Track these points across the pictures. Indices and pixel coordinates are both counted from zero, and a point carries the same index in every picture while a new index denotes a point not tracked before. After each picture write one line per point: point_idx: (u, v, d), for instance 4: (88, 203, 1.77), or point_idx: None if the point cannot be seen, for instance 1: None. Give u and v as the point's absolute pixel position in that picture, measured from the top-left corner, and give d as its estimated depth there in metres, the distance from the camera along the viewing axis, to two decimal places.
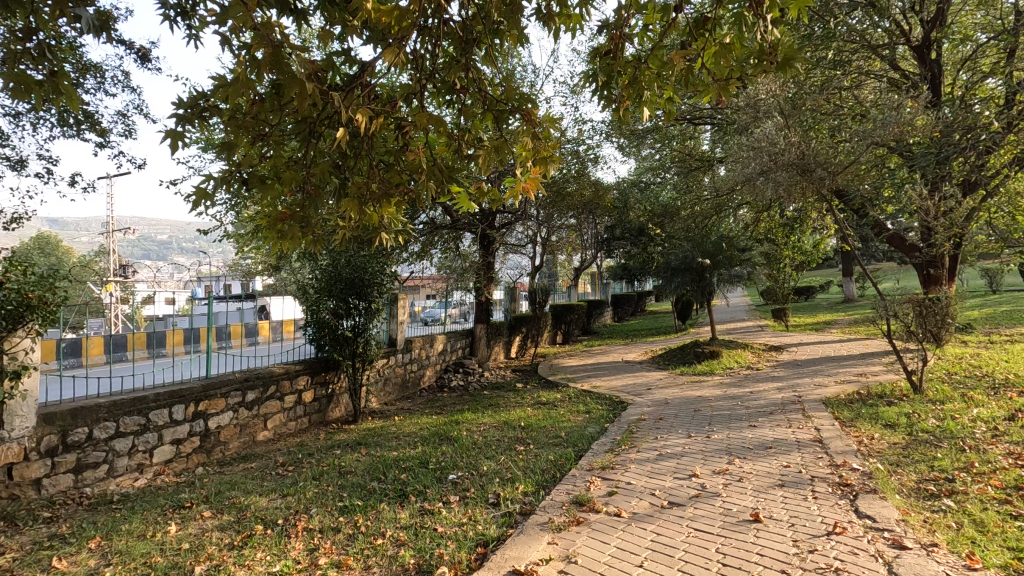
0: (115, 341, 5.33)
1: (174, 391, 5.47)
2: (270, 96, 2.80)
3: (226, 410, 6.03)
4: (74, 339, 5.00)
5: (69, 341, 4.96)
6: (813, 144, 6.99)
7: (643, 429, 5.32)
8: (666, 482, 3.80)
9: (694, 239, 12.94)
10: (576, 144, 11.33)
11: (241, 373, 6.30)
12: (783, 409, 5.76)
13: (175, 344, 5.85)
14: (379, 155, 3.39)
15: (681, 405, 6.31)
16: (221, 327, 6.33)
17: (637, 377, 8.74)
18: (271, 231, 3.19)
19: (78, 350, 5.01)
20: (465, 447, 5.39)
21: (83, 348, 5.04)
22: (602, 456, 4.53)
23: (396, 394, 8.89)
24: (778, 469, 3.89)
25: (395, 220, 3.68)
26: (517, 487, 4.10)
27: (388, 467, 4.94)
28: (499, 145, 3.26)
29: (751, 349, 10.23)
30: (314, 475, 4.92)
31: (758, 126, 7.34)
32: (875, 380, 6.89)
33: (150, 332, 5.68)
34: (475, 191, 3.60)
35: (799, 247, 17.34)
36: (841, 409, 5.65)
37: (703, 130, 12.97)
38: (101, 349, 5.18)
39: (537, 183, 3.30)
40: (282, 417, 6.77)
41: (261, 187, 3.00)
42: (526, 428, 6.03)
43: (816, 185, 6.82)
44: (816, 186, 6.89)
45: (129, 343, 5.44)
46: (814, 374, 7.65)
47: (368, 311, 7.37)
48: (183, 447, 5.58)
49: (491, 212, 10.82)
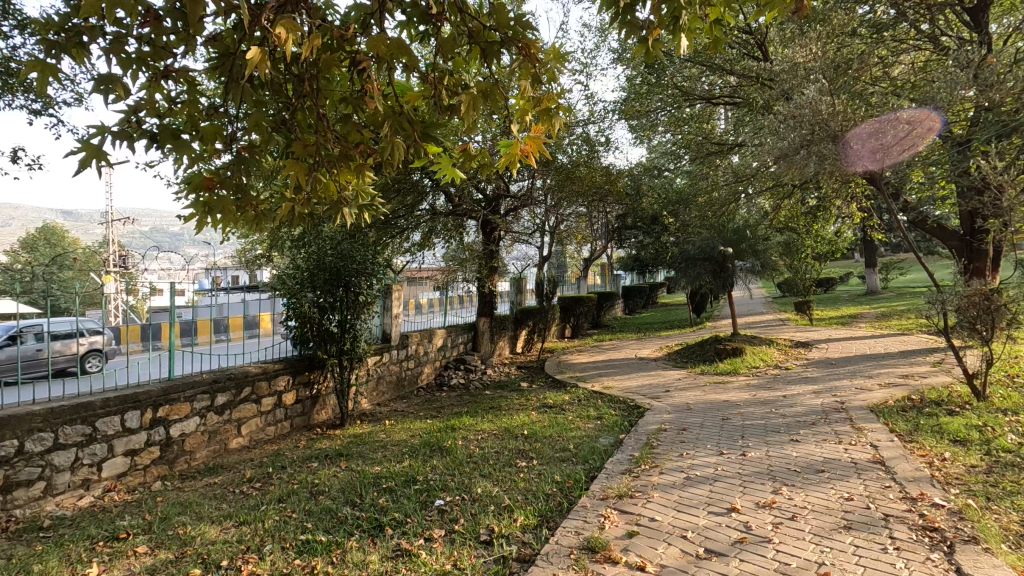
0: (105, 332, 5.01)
1: (128, 395, 4.78)
2: (168, 11, 2.04)
3: (191, 415, 5.35)
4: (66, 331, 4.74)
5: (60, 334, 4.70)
6: (858, 115, 6.15)
7: (665, 443, 4.57)
8: (700, 521, 3.04)
9: (713, 228, 12.09)
10: (586, 126, 10.59)
11: (210, 373, 5.62)
12: (826, 418, 4.97)
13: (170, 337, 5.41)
14: (333, 104, 2.62)
15: (706, 412, 5.54)
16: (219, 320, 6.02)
17: (653, 377, 7.95)
18: (196, 203, 2.50)
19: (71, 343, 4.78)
20: (458, 462, 4.67)
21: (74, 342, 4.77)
22: (618, 479, 3.77)
23: (390, 393, 8.21)
24: (838, 504, 3.13)
25: (362, 193, 2.96)
26: (515, 520, 3.40)
27: (366, 488, 4.22)
28: (488, 89, 2.51)
29: (777, 346, 9.40)
30: (281, 496, 4.22)
31: (800, 91, 6.44)
32: (925, 384, 6.08)
33: (146, 324, 5.27)
34: (460, 153, 2.82)
35: (822, 236, 16.43)
36: (894, 420, 4.85)
37: (719, 112, 12.18)
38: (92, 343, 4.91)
39: (538, 145, 2.68)
40: (259, 421, 6.10)
41: (172, 143, 2.29)
42: (529, 437, 5.30)
43: (860, 167, 6.35)
44: (862, 164, 6.36)
45: (123, 336, 5.08)
46: (854, 375, 6.83)
47: (357, 305, 6.67)
48: (140, 459, 4.91)
49: (496, 198, 10.10)
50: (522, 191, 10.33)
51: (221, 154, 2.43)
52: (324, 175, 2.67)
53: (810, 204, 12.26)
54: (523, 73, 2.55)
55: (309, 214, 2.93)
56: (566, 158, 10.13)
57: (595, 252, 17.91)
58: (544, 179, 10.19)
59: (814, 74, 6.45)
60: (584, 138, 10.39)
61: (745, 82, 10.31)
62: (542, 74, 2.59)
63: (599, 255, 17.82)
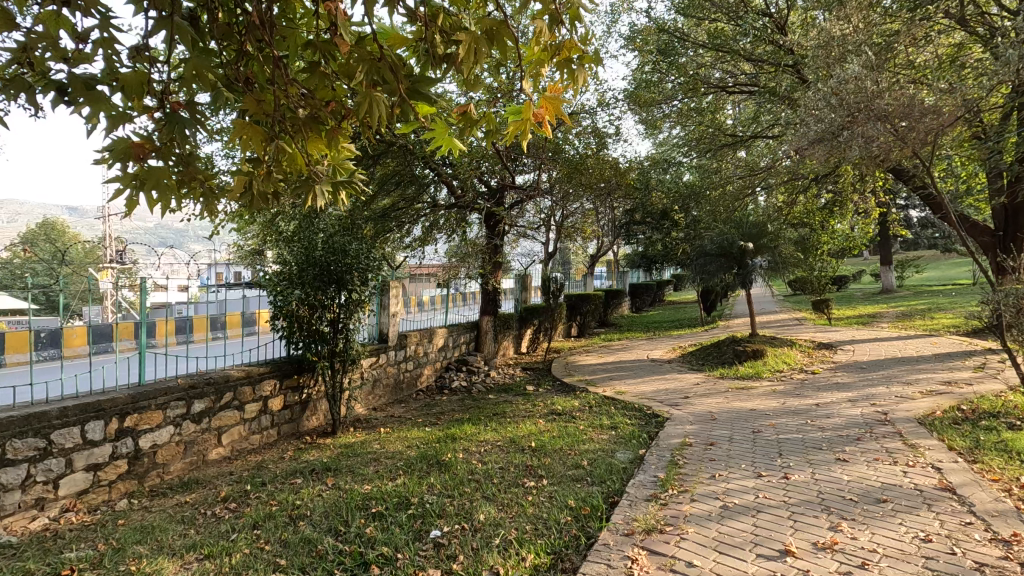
0: (99, 330, 4.70)
1: (89, 403, 4.27)
2: None
3: (164, 425, 4.84)
4: (56, 328, 4.41)
5: (47, 332, 4.36)
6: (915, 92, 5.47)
7: (691, 461, 4.03)
8: (749, 568, 2.51)
9: (728, 223, 11.58)
10: (595, 115, 10.01)
11: (186, 379, 5.11)
12: (871, 433, 4.42)
13: (165, 335, 5.21)
14: (296, 51, 2.08)
15: (733, 424, 4.99)
16: (216, 318, 5.77)
17: (668, 381, 7.42)
18: (124, 173, 1.98)
19: (59, 341, 4.41)
20: (458, 481, 4.13)
21: (64, 339, 4.44)
22: (644, 508, 3.23)
23: (387, 398, 7.69)
24: (915, 548, 2.60)
25: (339, 168, 2.44)
26: (523, 560, 2.89)
27: (353, 512, 3.69)
28: (494, 28, 1.99)
29: (799, 348, 8.84)
30: (256, 522, 3.70)
31: (840, 67, 5.89)
32: (972, 392, 5.50)
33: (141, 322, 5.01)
34: (459, 117, 2.29)
35: (838, 233, 15.80)
36: (951, 435, 4.29)
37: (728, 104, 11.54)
38: (84, 340, 4.58)
39: (553, 107, 2.22)
40: (242, 430, 5.60)
41: (81, 93, 1.78)
42: (538, 450, 4.77)
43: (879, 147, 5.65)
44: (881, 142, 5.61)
45: (115, 334, 4.79)
46: (890, 381, 6.28)
47: (349, 304, 6.14)
48: (104, 474, 4.41)
49: (499, 190, 9.70)
50: (528, 183, 9.84)
51: (154, 118, 1.93)
52: (288, 144, 2.17)
53: (826, 197, 11.65)
54: (539, 8, 2.04)
55: (274, 194, 2.40)
56: (573, 149, 9.58)
57: (602, 248, 17.36)
58: (551, 171, 9.63)
59: (854, 50, 5.87)
60: (593, 130, 9.82)
61: (765, 69, 9.70)
62: (563, 12, 2.09)
63: (605, 252, 17.21)
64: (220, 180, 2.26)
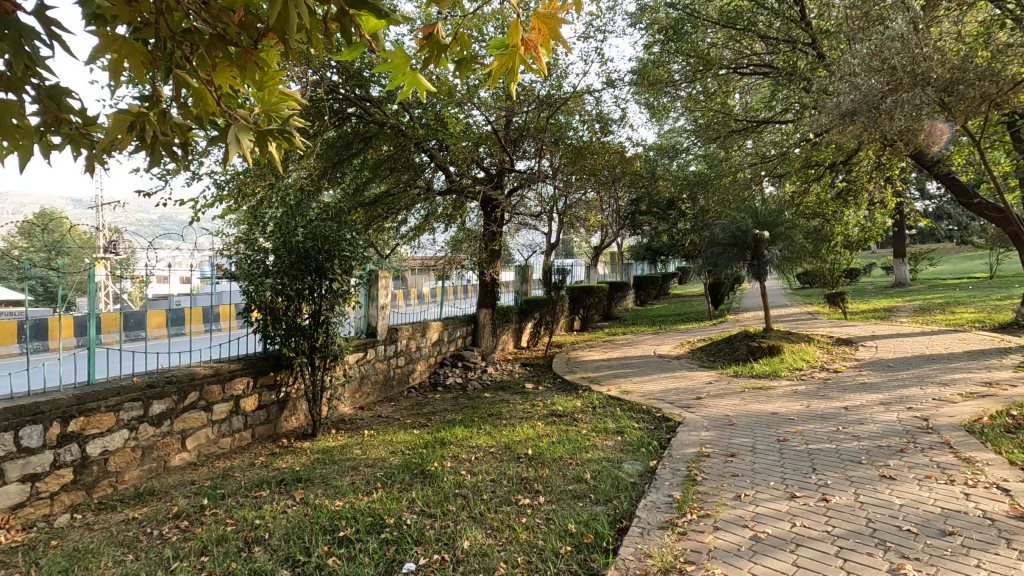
0: (81, 322, 4.41)
1: (25, 405, 3.74)
2: None
3: (118, 428, 4.32)
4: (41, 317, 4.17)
5: (33, 322, 4.13)
6: (965, 55, 4.90)
7: (711, 476, 3.49)
8: None
9: (741, 211, 10.53)
10: (598, 96, 9.41)
11: (143, 377, 4.58)
12: (915, 443, 3.86)
13: (150, 327, 4.93)
14: None
15: (754, 431, 4.44)
16: (205, 309, 5.49)
17: (679, 379, 6.89)
18: None
19: (44, 333, 4.19)
20: (443, 496, 3.60)
21: (50, 330, 4.22)
22: (659, 539, 2.69)
23: (375, 395, 7.17)
24: None
25: (272, 115, 1.92)
26: None
27: (316, 536, 3.17)
28: None
29: (817, 344, 8.27)
30: (205, 546, 3.19)
31: (879, 29, 5.29)
32: (1021, 395, 4.93)
33: (126, 313, 4.75)
34: (422, 43, 1.79)
35: (853, 223, 15.13)
36: (1008, 447, 3.74)
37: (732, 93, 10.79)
38: (72, 333, 4.35)
39: (546, 22, 1.68)
40: (209, 433, 5.09)
41: None
42: (535, 458, 4.25)
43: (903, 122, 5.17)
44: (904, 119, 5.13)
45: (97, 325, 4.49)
46: (924, 381, 5.72)
47: (331, 294, 5.58)
48: (44, 485, 3.89)
49: (500, 172, 9.01)
50: (529, 170, 9.19)
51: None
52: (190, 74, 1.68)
53: (842, 186, 11.04)
54: None
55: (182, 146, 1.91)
56: (575, 137, 9.13)
57: (606, 239, 16.76)
58: (553, 155, 9.04)
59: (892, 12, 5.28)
60: (596, 114, 9.23)
61: (780, 48, 9.05)
62: None
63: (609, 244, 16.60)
64: (101, 128, 2.02)
